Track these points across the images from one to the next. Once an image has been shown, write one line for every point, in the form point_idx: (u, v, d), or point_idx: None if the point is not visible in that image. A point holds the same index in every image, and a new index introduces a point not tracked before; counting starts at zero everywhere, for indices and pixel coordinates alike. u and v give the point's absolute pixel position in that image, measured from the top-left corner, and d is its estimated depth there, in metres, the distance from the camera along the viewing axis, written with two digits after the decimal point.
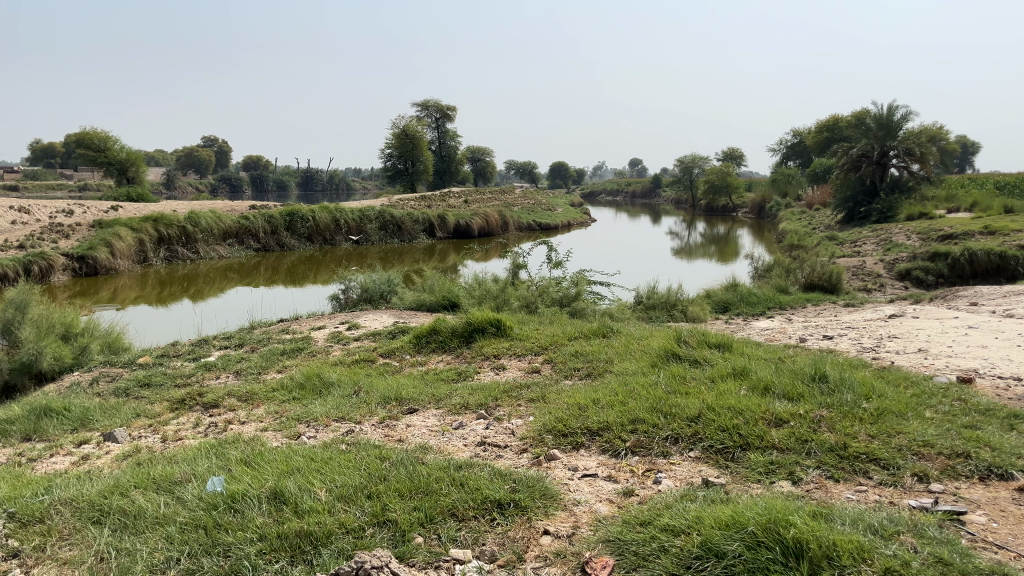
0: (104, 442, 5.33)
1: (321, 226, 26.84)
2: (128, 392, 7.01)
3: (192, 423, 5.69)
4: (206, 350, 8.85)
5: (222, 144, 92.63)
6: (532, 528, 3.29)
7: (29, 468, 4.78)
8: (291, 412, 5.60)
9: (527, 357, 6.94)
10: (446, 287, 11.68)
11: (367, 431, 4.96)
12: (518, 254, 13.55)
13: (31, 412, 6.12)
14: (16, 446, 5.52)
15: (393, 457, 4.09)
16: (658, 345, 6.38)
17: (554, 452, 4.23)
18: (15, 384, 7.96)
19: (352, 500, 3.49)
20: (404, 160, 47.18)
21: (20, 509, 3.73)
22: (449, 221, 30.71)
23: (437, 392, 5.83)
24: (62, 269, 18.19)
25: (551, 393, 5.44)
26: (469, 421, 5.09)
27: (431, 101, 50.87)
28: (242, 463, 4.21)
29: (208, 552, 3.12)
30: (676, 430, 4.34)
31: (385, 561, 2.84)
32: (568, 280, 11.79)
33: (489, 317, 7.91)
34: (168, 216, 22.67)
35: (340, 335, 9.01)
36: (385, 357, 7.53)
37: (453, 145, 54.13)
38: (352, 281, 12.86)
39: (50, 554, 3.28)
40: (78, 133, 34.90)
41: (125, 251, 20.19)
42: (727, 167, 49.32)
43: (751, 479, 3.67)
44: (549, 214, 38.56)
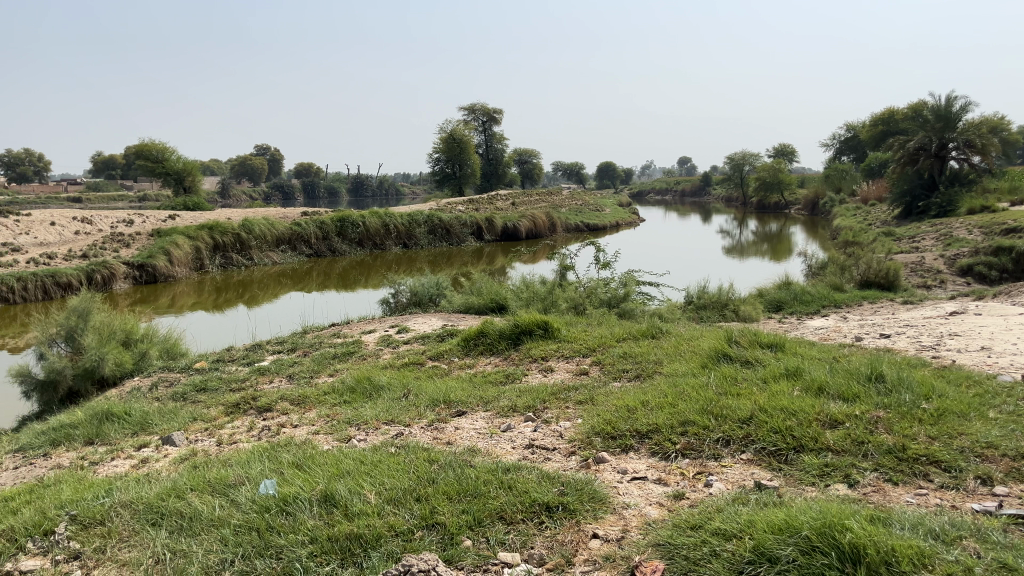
0: (163, 445, 5.47)
1: (371, 231, 27.14)
2: (185, 396, 7.18)
3: (247, 427, 5.80)
4: (260, 354, 9.02)
5: (275, 152, 94.80)
6: (581, 531, 3.26)
7: (92, 472, 4.93)
8: (342, 416, 5.66)
9: (575, 359, 6.91)
10: (493, 290, 11.70)
11: (416, 434, 4.99)
12: (566, 256, 13.48)
13: (93, 416, 6.31)
14: (79, 449, 5.70)
15: (442, 460, 4.10)
16: (709, 346, 6.29)
17: (603, 455, 4.19)
18: (79, 390, 8.22)
19: (402, 503, 3.51)
20: (452, 163, 47.59)
21: (81, 512, 3.85)
22: (497, 224, 30.77)
23: (486, 395, 5.84)
24: (123, 277, 18.72)
25: (599, 395, 5.40)
26: (517, 424, 5.08)
27: (478, 104, 51.16)
28: (294, 465, 4.26)
29: (261, 554, 3.17)
30: (727, 432, 4.26)
31: (433, 564, 2.84)
32: (616, 280, 11.71)
33: (537, 319, 7.89)
34: (223, 224, 23.18)
35: (390, 338, 9.07)
36: (434, 359, 7.58)
37: (500, 147, 54.22)
38: (401, 285, 12.97)
39: (110, 556, 3.38)
40: (137, 145, 36.04)
41: (182, 258, 20.71)
42: (778, 163, 48.50)
43: (806, 482, 3.59)
44: (597, 215, 38.37)
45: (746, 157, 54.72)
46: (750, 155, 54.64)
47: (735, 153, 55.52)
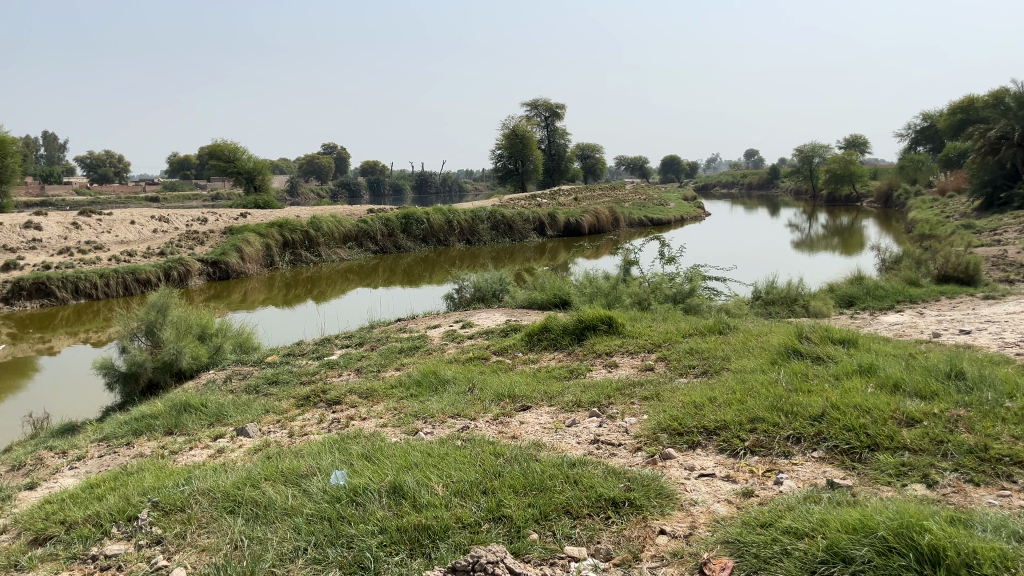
0: (237, 436, 5.65)
1: (435, 227, 27.40)
2: (258, 389, 7.40)
3: (317, 419, 5.94)
4: (329, 348, 9.21)
5: (342, 151, 96.63)
6: (648, 527, 3.24)
7: (172, 461, 5.11)
8: (409, 409, 5.75)
9: (640, 354, 6.85)
10: (556, 285, 11.71)
11: (482, 427, 5.04)
12: (629, 251, 13.36)
13: (172, 407, 6.55)
14: (159, 439, 5.92)
15: (508, 454, 4.13)
16: (778, 342, 6.16)
17: (670, 451, 4.15)
18: (158, 382, 8.55)
19: (468, 495, 3.55)
20: (515, 159, 47.69)
21: (163, 499, 4.01)
22: (560, 219, 30.73)
23: (550, 389, 5.85)
24: (198, 274, 19.34)
25: (665, 391, 5.36)
26: (582, 419, 5.07)
27: (541, 99, 51.12)
28: (363, 457, 4.35)
29: (333, 543, 3.25)
30: (798, 429, 4.17)
31: (501, 556, 2.86)
32: (682, 276, 11.54)
33: (600, 315, 7.85)
34: (292, 222, 23.75)
35: (455, 333, 9.16)
36: (498, 354, 7.63)
37: (562, 142, 54.02)
38: (465, 280, 13.07)
39: (190, 541, 3.51)
40: (210, 146, 37.24)
41: (253, 255, 21.30)
42: (850, 154, 47.13)
43: (881, 481, 3.50)
44: (662, 210, 37.90)
45: (815, 148, 53.28)
46: (820, 146, 53.30)
47: (804, 145, 54.22)
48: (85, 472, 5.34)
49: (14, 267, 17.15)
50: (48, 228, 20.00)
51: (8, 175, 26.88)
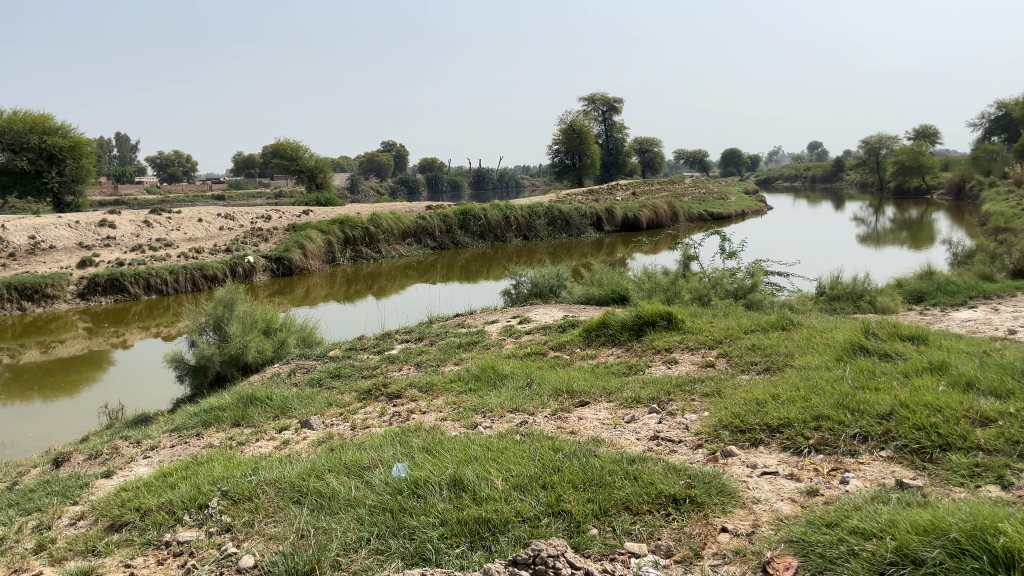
0: (302, 428, 5.78)
1: (493, 223, 27.48)
2: (321, 382, 7.56)
3: (378, 412, 6.03)
4: (389, 343, 9.34)
5: (400, 148, 97.61)
6: (709, 525, 3.21)
7: (240, 451, 5.26)
8: (468, 403, 5.80)
9: (701, 351, 6.77)
10: (614, 280, 11.65)
11: (541, 422, 5.05)
12: (689, 246, 13.18)
13: (239, 399, 6.73)
14: (227, 431, 6.10)
15: (567, 449, 4.13)
16: (843, 338, 6.02)
17: (731, 448, 4.10)
18: (226, 375, 8.80)
19: (528, 489, 3.57)
20: (572, 155, 47.57)
21: (232, 488, 4.14)
22: (618, 214, 30.51)
23: (609, 385, 5.82)
24: (262, 270, 19.82)
25: (726, 388, 5.29)
26: (641, 415, 5.04)
27: (598, 94, 50.83)
28: (424, 450, 4.42)
29: (396, 534, 3.31)
30: (865, 428, 4.07)
31: (561, 550, 2.85)
32: (743, 271, 11.35)
33: (659, 310, 7.77)
34: (352, 219, 24.17)
35: (512, 329, 9.20)
36: (556, 350, 7.63)
37: (620, 137, 53.56)
38: (522, 276, 13.09)
39: (258, 530, 3.61)
40: (274, 145, 38.18)
41: (315, 251, 21.74)
42: (919, 145, 45.66)
43: (953, 482, 3.39)
44: (722, 203, 37.29)
45: (882, 140, 51.75)
46: (887, 137, 51.74)
47: (870, 136, 52.68)
48: (158, 461, 5.53)
49: (90, 264, 17.85)
50: (121, 227, 20.76)
51: (83, 175, 27.86)
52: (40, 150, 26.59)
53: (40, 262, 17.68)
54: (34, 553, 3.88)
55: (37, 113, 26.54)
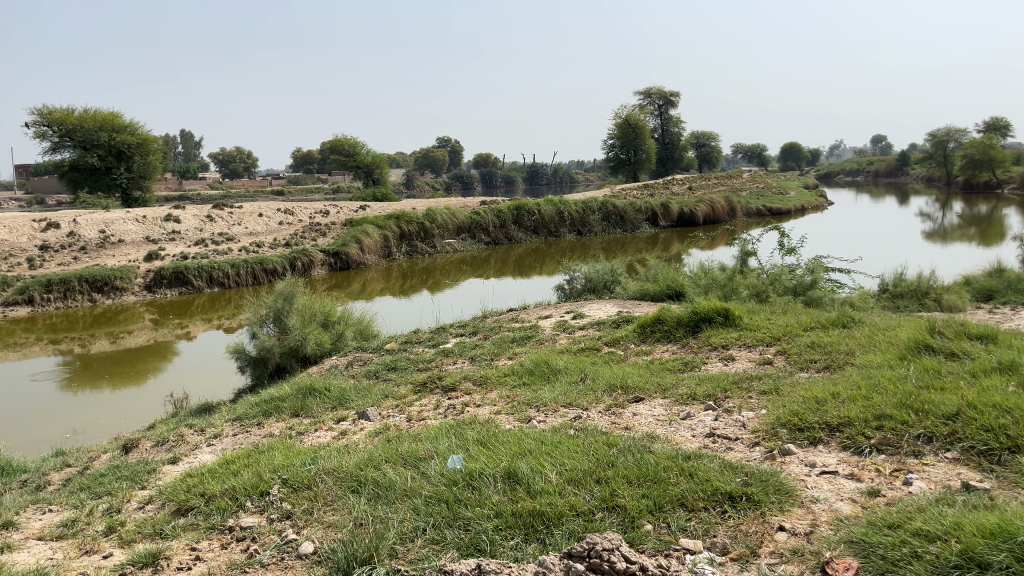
0: (359, 419, 5.89)
1: (547, 218, 27.47)
2: (378, 374, 7.69)
3: (433, 405, 6.11)
4: (444, 337, 9.44)
5: (455, 144, 98.16)
6: (767, 523, 3.17)
7: (299, 441, 5.38)
8: (522, 397, 5.83)
9: (758, 348, 6.66)
10: (670, 276, 11.54)
11: (595, 418, 5.05)
12: (747, 241, 12.95)
13: (298, 391, 6.87)
14: (287, 421, 6.25)
15: (621, 444, 4.13)
16: (908, 337, 5.85)
17: (789, 447, 4.04)
18: (286, 366, 8.99)
19: (582, 483, 3.58)
20: (627, 149, 47.22)
21: (292, 476, 4.24)
22: (674, 209, 30.12)
23: (664, 382, 5.78)
24: (320, 264, 20.18)
25: (784, 386, 5.21)
26: (697, 412, 4.99)
27: (655, 87, 50.35)
28: (478, 442, 4.46)
29: (451, 525, 3.35)
30: (929, 428, 3.97)
31: (616, 544, 2.85)
32: (803, 267, 11.10)
33: (716, 306, 7.67)
34: (408, 214, 24.45)
35: (566, 324, 9.20)
36: (610, 345, 7.60)
37: (676, 131, 52.92)
38: (576, 271, 13.06)
39: (316, 518, 3.70)
40: (332, 141, 38.90)
41: (372, 246, 22.05)
42: (989, 138, 44.11)
43: (1022, 485, 3.28)
44: (781, 199, 36.55)
45: (950, 132, 50.18)
46: (955, 130, 50.11)
47: (938, 129, 51.11)
48: (221, 449, 5.70)
49: (157, 257, 18.43)
50: (185, 221, 21.37)
51: (150, 171, 28.75)
52: (110, 146, 27.57)
53: (109, 255, 18.34)
54: (104, 535, 4.04)
55: (107, 111, 27.51)
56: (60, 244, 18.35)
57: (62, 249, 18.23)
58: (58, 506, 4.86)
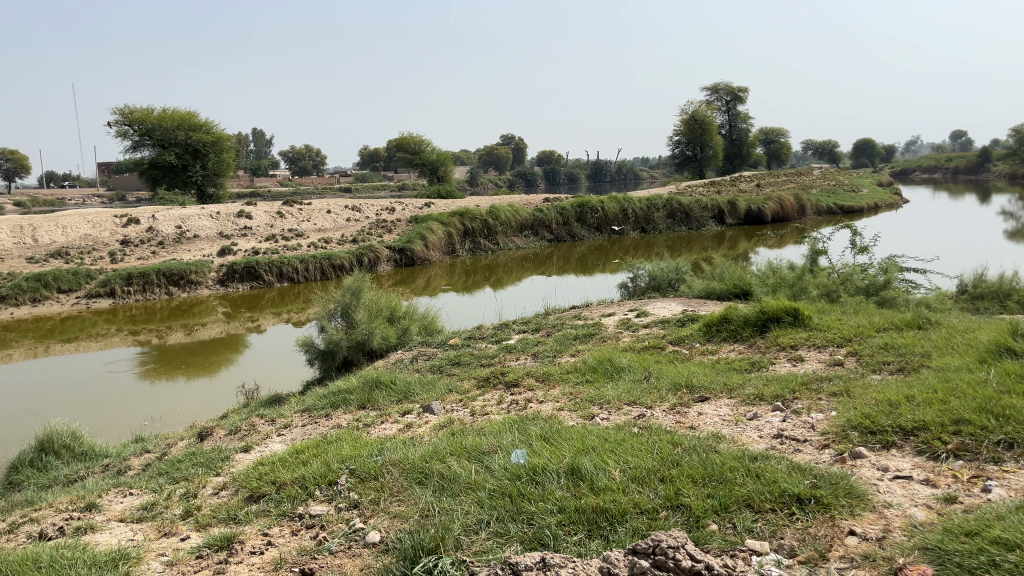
0: (423, 413, 5.97)
1: (610, 215, 27.29)
2: (442, 369, 7.79)
3: (496, 400, 6.15)
4: (507, 333, 9.48)
5: (519, 142, 98.40)
6: (836, 527, 3.10)
7: (366, 432, 5.48)
8: (585, 395, 5.81)
9: (829, 349, 6.50)
10: (737, 275, 11.34)
11: (659, 416, 5.01)
12: (817, 240, 12.63)
13: (365, 383, 7.01)
14: (354, 413, 6.39)
15: (687, 443, 4.09)
16: (987, 339, 5.63)
17: (861, 450, 3.94)
18: (353, 360, 9.18)
19: (646, 481, 3.57)
20: (693, 146, 46.61)
21: (359, 467, 4.34)
22: (741, 207, 29.56)
23: (731, 381, 5.70)
24: (386, 260, 20.48)
25: (856, 388, 5.07)
26: (764, 413, 4.90)
27: (722, 83, 49.56)
28: (542, 438, 4.47)
29: (515, 518, 3.38)
30: (1011, 434, 3.81)
31: (682, 542, 2.84)
32: (876, 267, 10.77)
33: (785, 305, 7.52)
34: (472, 211, 24.63)
35: (629, 322, 9.13)
36: (675, 344, 7.53)
37: (744, 127, 51.92)
38: (640, 269, 12.95)
39: (383, 508, 3.77)
40: (399, 138, 39.53)
41: (436, 243, 22.28)
42: None
43: None
44: (854, 197, 35.50)
45: None
46: None
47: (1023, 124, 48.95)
48: (291, 438, 5.85)
49: (230, 252, 19.00)
50: (257, 217, 21.98)
51: (224, 169, 29.50)
52: (186, 144, 28.57)
53: (186, 250, 18.97)
54: (182, 518, 4.20)
55: (184, 111, 28.55)
56: (139, 239, 19.08)
57: (141, 243, 18.96)
58: (138, 489, 5.07)
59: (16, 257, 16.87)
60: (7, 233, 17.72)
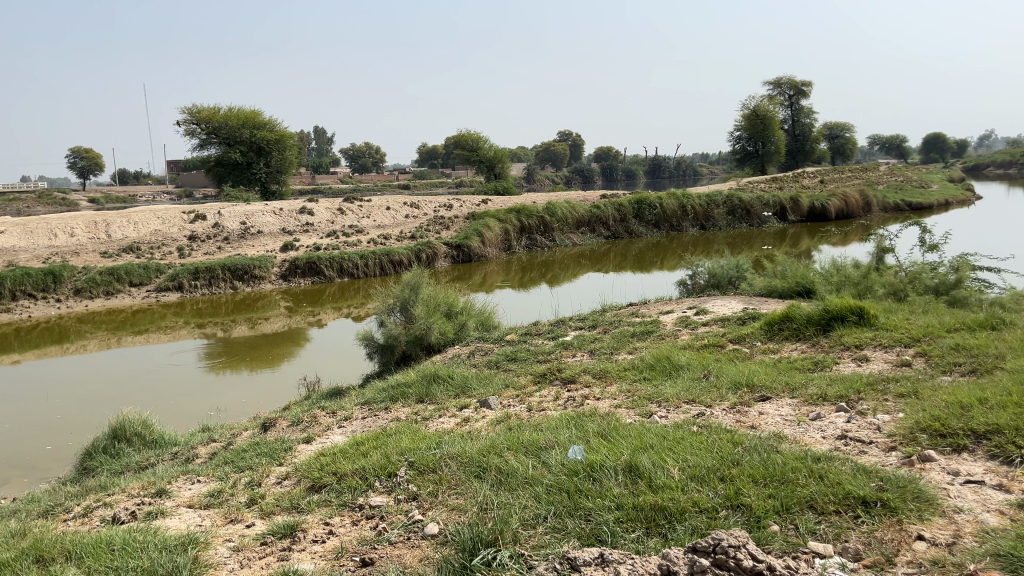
0: (481, 407, 6.01)
1: (669, 212, 26.94)
2: (499, 364, 7.82)
3: (553, 396, 6.15)
4: (564, 330, 9.48)
5: (577, 138, 98.11)
6: (904, 531, 3.02)
7: (424, 426, 5.56)
8: (643, 392, 5.78)
9: (895, 349, 6.33)
10: (800, 273, 11.09)
11: (719, 415, 4.95)
12: (884, 237, 12.26)
13: (423, 377, 7.09)
14: (413, 406, 6.47)
15: (747, 443, 4.03)
16: None
17: (930, 453, 3.82)
18: (411, 354, 9.29)
19: (705, 480, 3.53)
20: (754, 141, 45.82)
21: (418, 460, 4.40)
22: (804, 203, 28.93)
23: (793, 381, 5.59)
24: (444, 256, 20.65)
25: (925, 389, 4.92)
26: (828, 413, 4.80)
27: (785, 77, 48.58)
28: (599, 435, 4.46)
29: (573, 514, 3.38)
30: None
31: (743, 542, 2.80)
32: (946, 265, 10.42)
33: (850, 304, 7.33)
34: (529, 208, 24.67)
35: (688, 320, 9.02)
36: (735, 343, 7.41)
37: (808, 122, 50.71)
38: (700, 266, 12.79)
39: (441, 500, 3.82)
40: (457, 135, 39.95)
41: (493, 239, 22.36)
42: None
43: None
44: (923, 193, 34.36)
45: None
46: None
47: None
48: (351, 431, 5.95)
49: (292, 247, 19.42)
50: (318, 214, 22.42)
51: (287, 166, 30.14)
52: (251, 142, 29.29)
53: (250, 245, 19.45)
54: (247, 506, 4.32)
55: (249, 110, 29.31)
56: (206, 235, 19.64)
57: (208, 239, 19.51)
58: (205, 477, 5.23)
59: (90, 251, 17.52)
60: (83, 229, 18.42)
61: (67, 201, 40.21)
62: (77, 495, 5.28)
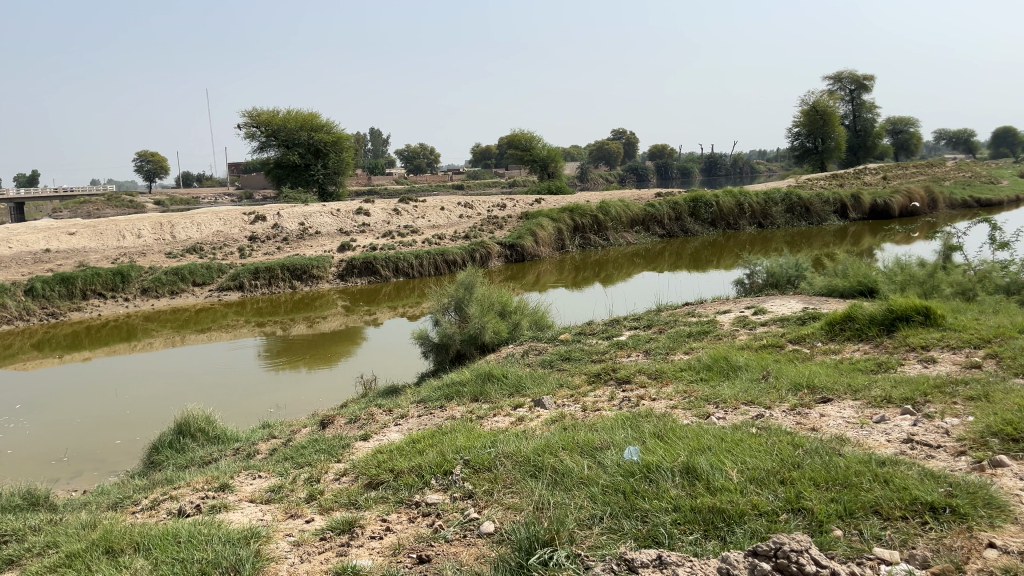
0: (535, 407, 6.01)
1: (725, 210, 26.52)
2: (553, 363, 7.81)
3: (608, 396, 6.11)
4: (619, 329, 9.41)
5: (631, 137, 97.34)
6: (974, 538, 2.92)
7: (479, 424, 5.59)
8: (700, 393, 5.70)
9: (964, 350, 6.12)
10: (862, 272, 10.81)
11: (779, 417, 4.85)
12: (951, 235, 11.85)
13: (477, 375, 7.13)
14: (468, 405, 6.50)
15: (808, 445, 3.94)
16: None
17: (1001, 458, 3.68)
18: (466, 353, 9.34)
19: (765, 483, 3.46)
20: (814, 138, 44.86)
21: (473, 458, 4.42)
22: (865, 201, 28.20)
23: (856, 382, 5.45)
24: (497, 255, 20.72)
25: (997, 392, 4.74)
26: (893, 416, 4.66)
27: (846, 71, 47.50)
28: (655, 436, 4.42)
29: (629, 515, 3.36)
30: None
31: (805, 546, 2.74)
32: (1018, 263, 10.03)
33: (916, 304, 7.11)
34: (582, 207, 24.58)
35: (746, 320, 8.86)
36: (795, 343, 7.26)
37: (870, 117, 49.37)
38: (758, 265, 12.56)
39: (497, 499, 3.83)
40: (511, 135, 40.13)
41: (546, 239, 22.32)
42: None
43: None
44: (993, 189, 33.14)
45: None
46: None
47: None
48: (407, 428, 6.01)
49: (349, 248, 19.73)
50: (374, 214, 22.73)
51: (344, 167, 30.65)
52: (309, 144, 29.82)
53: (308, 245, 19.83)
54: (307, 501, 4.40)
55: (307, 112, 29.87)
56: (266, 235, 20.11)
57: (268, 239, 19.98)
58: (266, 472, 5.34)
59: (156, 252, 18.08)
60: (149, 230, 19.01)
61: (134, 203, 41.56)
62: (145, 488, 5.46)
